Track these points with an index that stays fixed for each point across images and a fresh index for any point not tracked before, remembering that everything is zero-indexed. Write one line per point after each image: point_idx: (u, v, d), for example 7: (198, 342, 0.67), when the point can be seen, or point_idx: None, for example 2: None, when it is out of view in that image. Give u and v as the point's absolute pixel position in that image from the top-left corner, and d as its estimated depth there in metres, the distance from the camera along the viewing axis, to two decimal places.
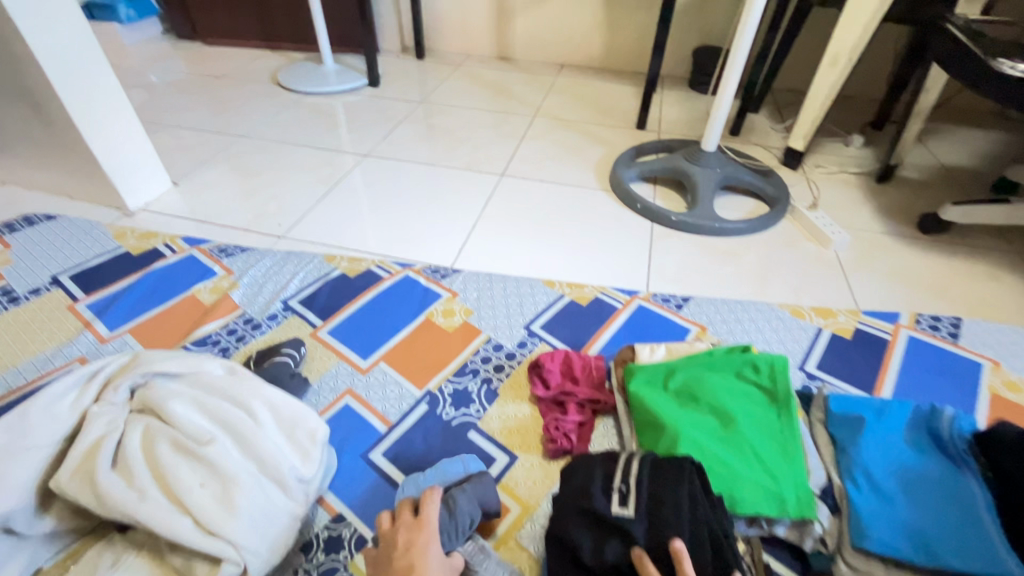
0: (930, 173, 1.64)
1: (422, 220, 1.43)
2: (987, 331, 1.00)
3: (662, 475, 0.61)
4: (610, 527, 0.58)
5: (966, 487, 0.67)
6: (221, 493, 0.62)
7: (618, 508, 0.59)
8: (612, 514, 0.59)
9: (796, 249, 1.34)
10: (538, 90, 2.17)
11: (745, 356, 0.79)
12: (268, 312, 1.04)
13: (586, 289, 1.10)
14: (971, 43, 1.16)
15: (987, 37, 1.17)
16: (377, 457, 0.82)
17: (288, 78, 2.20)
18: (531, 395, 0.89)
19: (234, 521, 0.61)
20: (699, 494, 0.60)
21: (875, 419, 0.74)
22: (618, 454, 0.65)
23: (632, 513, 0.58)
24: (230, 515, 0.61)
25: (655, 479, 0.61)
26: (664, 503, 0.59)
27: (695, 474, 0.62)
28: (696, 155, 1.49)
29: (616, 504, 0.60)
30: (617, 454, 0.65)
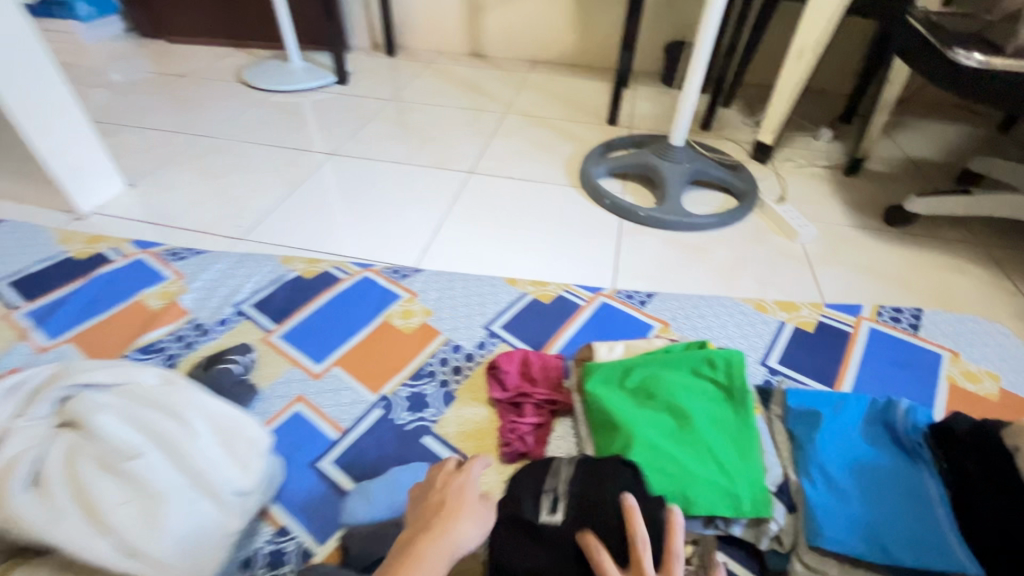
0: (896, 166, 1.65)
1: (386, 218, 1.40)
2: (947, 322, 1.00)
3: (594, 479, 0.61)
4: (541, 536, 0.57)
5: (920, 480, 0.66)
6: (149, 512, 0.59)
7: (548, 516, 0.59)
8: (541, 522, 0.58)
9: (764, 242, 1.33)
10: (510, 86, 2.14)
11: (702, 352, 0.77)
12: (218, 317, 1.00)
13: (549, 287, 1.07)
14: (931, 34, 1.15)
15: (946, 29, 1.16)
16: (326, 466, 0.78)
17: (255, 77, 2.15)
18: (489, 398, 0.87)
19: (162, 541, 0.58)
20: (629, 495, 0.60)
21: (832, 414, 0.73)
22: (552, 459, 0.65)
23: (561, 521, 0.58)
24: (157, 536, 0.58)
25: (586, 482, 0.61)
26: (595, 506, 0.58)
27: (626, 474, 0.62)
28: (664, 149, 1.48)
29: (546, 512, 0.59)
30: (552, 458, 0.65)
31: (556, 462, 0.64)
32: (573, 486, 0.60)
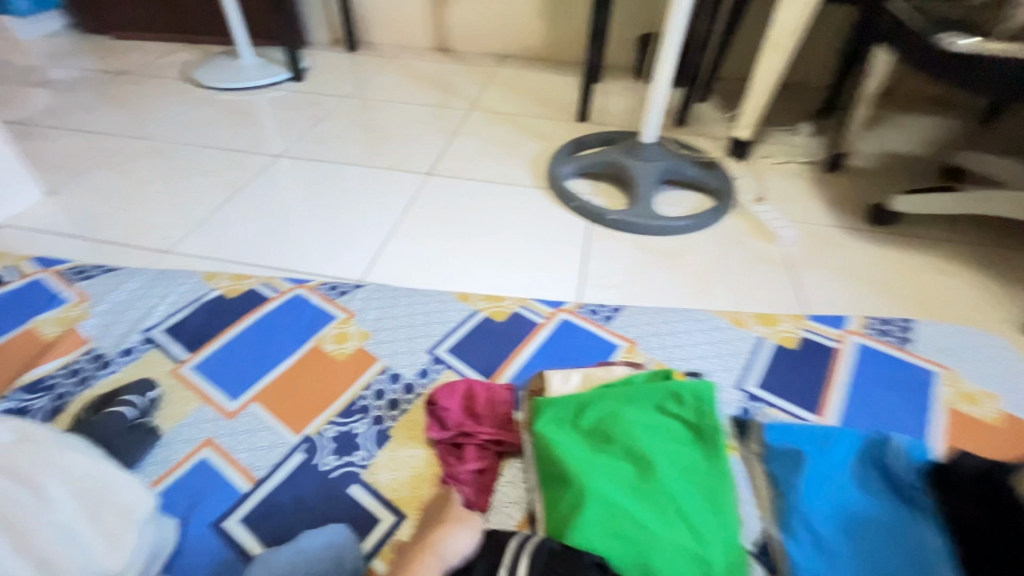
0: (879, 161, 1.57)
1: (333, 227, 1.27)
2: (941, 334, 0.91)
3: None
4: None
5: (921, 534, 0.56)
6: None
7: None
8: None
9: (742, 246, 1.24)
10: (477, 82, 2.02)
11: (667, 385, 0.66)
12: (122, 346, 0.87)
13: (504, 302, 0.96)
14: (916, 20, 1.06)
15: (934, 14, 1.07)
16: (233, 526, 0.67)
17: (202, 74, 2.00)
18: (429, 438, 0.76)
19: None
20: None
21: (817, 454, 0.63)
22: (508, 542, 0.52)
23: None
24: None
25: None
26: None
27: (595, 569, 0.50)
28: (634, 148, 1.37)
29: None
30: (506, 541, 0.53)
31: (512, 549, 0.52)
32: None
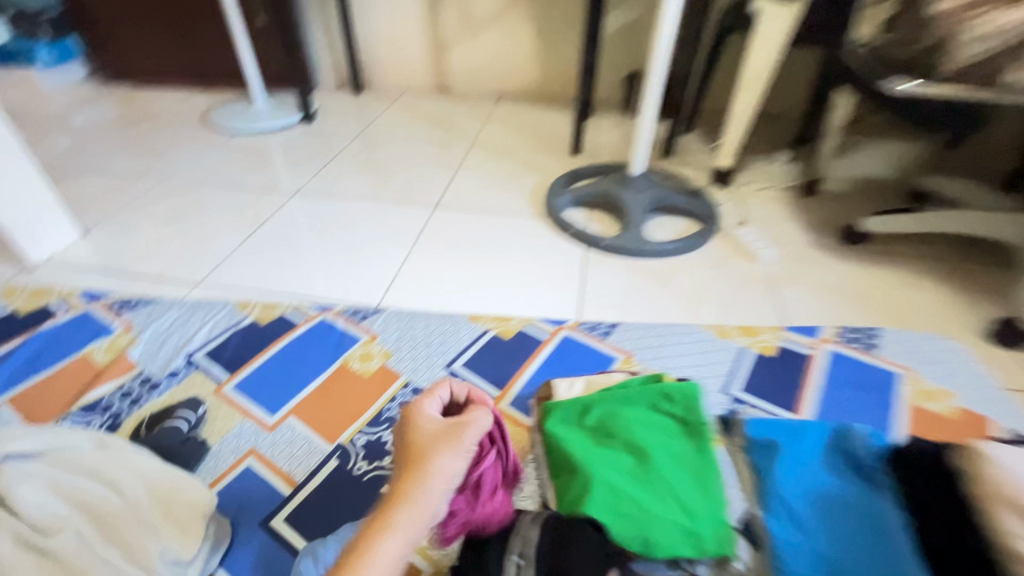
0: (852, 185, 1.70)
1: (350, 257, 1.38)
2: (905, 339, 1.01)
3: (558, 545, 0.59)
4: None
5: (881, 508, 0.65)
6: None
7: None
8: None
9: (727, 266, 1.35)
10: (476, 120, 2.17)
11: (659, 386, 0.76)
12: (168, 369, 0.96)
13: (511, 321, 1.06)
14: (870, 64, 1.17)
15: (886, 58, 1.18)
16: (280, 525, 0.75)
17: (219, 118, 2.14)
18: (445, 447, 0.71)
19: None
20: (595, 558, 0.58)
21: (791, 442, 0.73)
22: (517, 520, 0.63)
23: None
24: None
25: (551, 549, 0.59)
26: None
27: (593, 539, 0.60)
28: (625, 179, 1.50)
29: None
30: (517, 519, 0.63)
31: (522, 525, 0.62)
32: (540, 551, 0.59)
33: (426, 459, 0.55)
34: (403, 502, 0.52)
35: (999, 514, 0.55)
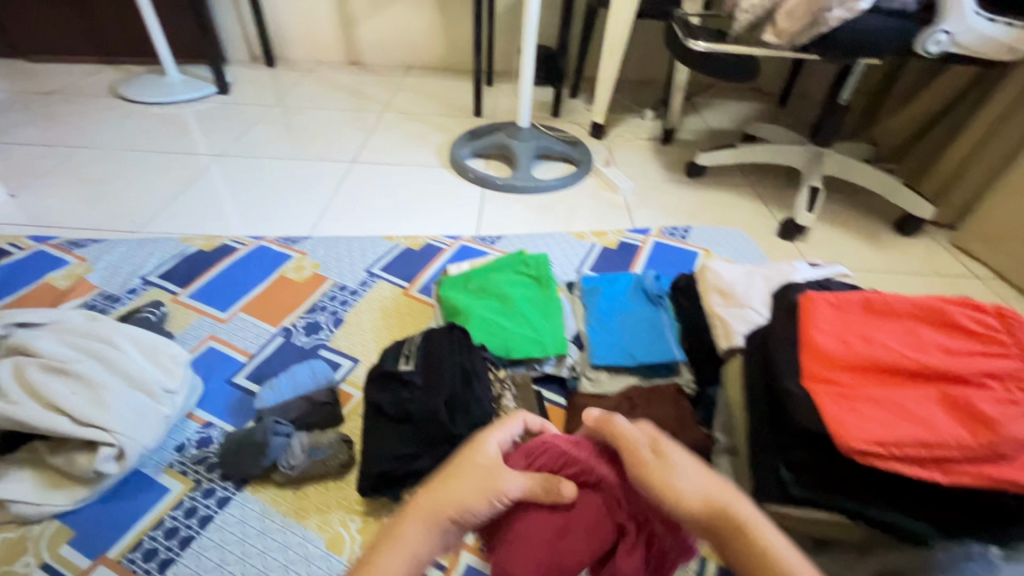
0: (701, 134, 2.09)
1: (277, 203, 1.57)
2: (708, 233, 1.39)
3: (432, 340, 0.85)
4: (398, 382, 0.81)
5: (659, 316, 0.98)
6: (92, 397, 0.77)
7: (403, 367, 0.82)
8: (398, 372, 0.82)
9: (596, 196, 1.68)
10: (387, 89, 2.37)
11: (520, 258, 1.08)
12: (126, 287, 1.15)
13: (419, 238, 1.33)
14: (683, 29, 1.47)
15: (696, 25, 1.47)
16: (241, 380, 0.98)
17: (132, 90, 2.20)
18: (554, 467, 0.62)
19: (107, 413, 0.77)
20: (459, 346, 0.84)
21: (608, 287, 1.06)
22: (407, 338, 0.89)
23: (412, 368, 0.81)
24: (102, 410, 0.77)
25: (428, 343, 0.85)
26: (435, 360, 0.81)
27: (457, 336, 0.86)
28: (514, 131, 1.79)
29: (402, 365, 0.83)
30: (407, 338, 0.89)
31: (410, 338, 0.88)
32: (421, 347, 0.84)
33: (437, 489, 0.51)
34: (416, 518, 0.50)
35: (708, 297, 0.89)
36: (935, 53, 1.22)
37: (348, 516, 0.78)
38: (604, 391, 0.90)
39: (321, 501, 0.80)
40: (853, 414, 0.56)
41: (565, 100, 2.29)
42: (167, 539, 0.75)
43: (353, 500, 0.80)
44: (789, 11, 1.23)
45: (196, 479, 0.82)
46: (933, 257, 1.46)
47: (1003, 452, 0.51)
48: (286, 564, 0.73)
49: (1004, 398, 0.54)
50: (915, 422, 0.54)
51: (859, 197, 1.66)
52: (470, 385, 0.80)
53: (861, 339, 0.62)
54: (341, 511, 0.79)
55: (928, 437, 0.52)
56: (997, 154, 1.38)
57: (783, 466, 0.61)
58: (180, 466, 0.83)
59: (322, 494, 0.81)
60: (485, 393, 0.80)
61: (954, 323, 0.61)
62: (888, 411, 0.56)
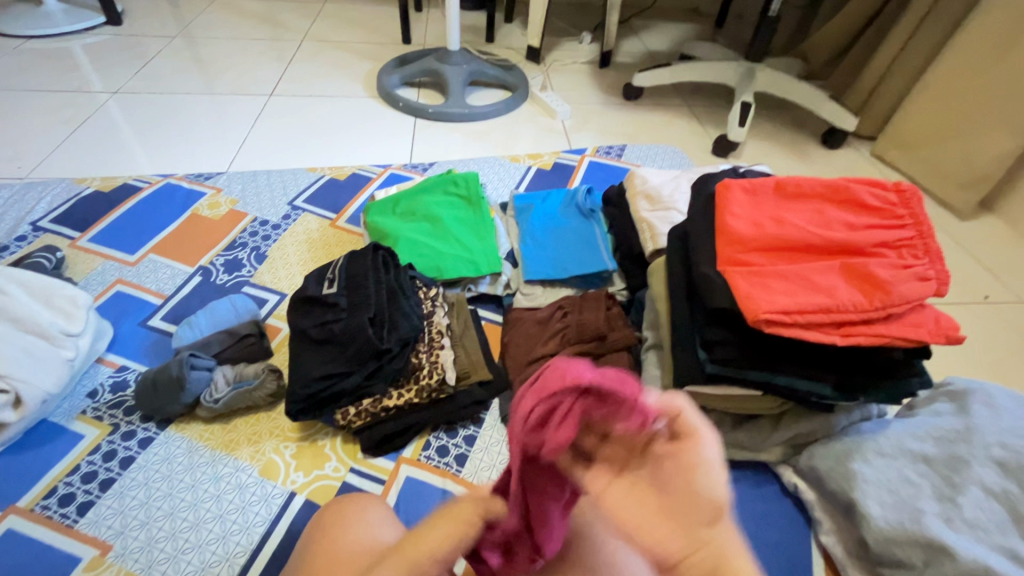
0: (638, 57, 2.03)
1: (187, 141, 1.43)
2: (642, 152, 1.40)
3: (355, 261, 0.81)
4: (322, 304, 0.77)
5: (592, 228, 0.97)
6: None
7: (327, 290, 0.79)
8: (322, 295, 0.78)
9: (532, 122, 1.63)
10: (305, 17, 2.16)
11: (448, 178, 1.03)
12: (15, 236, 1.04)
13: (345, 168, 1.26)
14: None
15: None
16: (157, 322, 0.91)
17: (2, 22, 1.90)
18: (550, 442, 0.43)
19: None
20: (382, 265, 0.82)
21: (540, 203, 1.04)
22: (330, 262, 0.84)
23: (336, 290, 0.78)
24: None
25: (351, 263, 0.81)
26: (360, 280, 0.78)
27: (383, 257, 0.83)
28: (444, 55, 1.67)
29: (326, 288, 0.79)
30: (330, 263, 0.84)
31: (332, 262, 0.84)
32: (343, 267, 0.81)
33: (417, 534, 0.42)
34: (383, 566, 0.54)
35: (637, 206, 0.90)
36: None
37: (282, 442, 0.77)
38: (537, 304, 0.90)
39: (252, 432, 0.78)
40: (765, 290, 0.58)
41: (499, 25, 2.16)
42: (84, 483, 0.71)
43: (287, 427, 0.78)
44: None
45: (113, 422, 0.77)
46: (855, 166, 1.51)
47: (892, 311, 0.56)
48: (217, 495, 0.71)
49: (897, 265, 0.58)
50: (820, 293, 0.57)
51: (790, 114, 1.69)
52: (397, 303, 0.78)
53: (774, 222, 0.64)
54: (273, 439, 0.77)
55: (830, 304, 0.56)
56: (913, 62, 1.42)
57: (700, 345, 0.63)
58: (95, 411, 0.78)
59: (253, 425, 0.78)
60: (412, 309, 0.78)
61: (859, 201, 0.64)
62: (795, 283, 0.59)
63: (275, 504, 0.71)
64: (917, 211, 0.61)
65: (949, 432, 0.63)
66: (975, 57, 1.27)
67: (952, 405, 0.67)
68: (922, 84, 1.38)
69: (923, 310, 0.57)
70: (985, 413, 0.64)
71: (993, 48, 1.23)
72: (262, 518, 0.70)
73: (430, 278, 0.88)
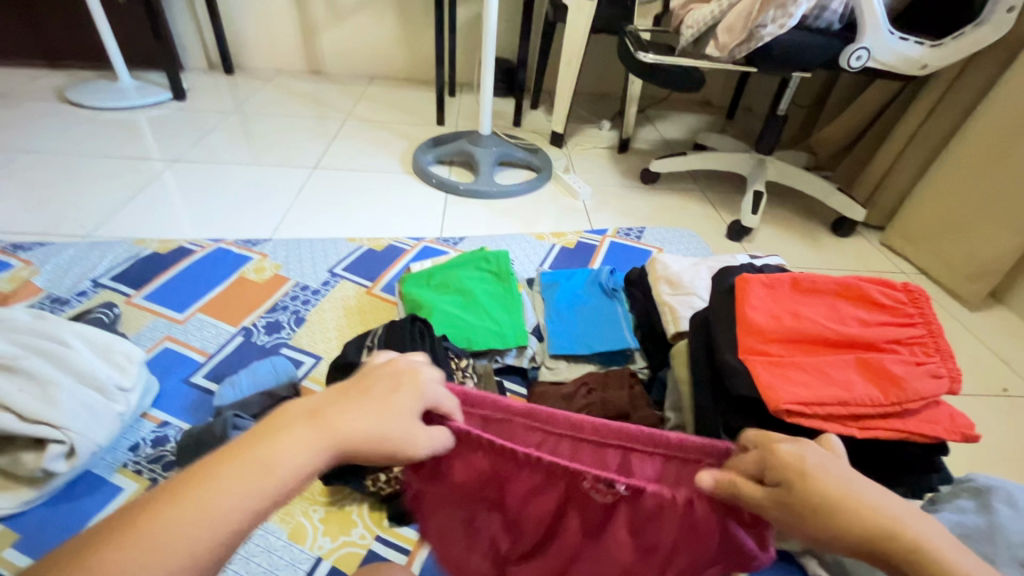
0: (654, 144, 2.17)
1: (237, 208, 1.55)
2: (659, 234, 1.49)
3: (392, 332, 0.87)
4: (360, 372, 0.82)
5: (615, 307, 1.02)
6: (41, 394, 0.77)
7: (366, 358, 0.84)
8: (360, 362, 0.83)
9: (554, 201, 1.73)
10: (349, 98, 2.36)
11: (481, 254, 1.11)
12: (76, 290, 1.12)
13: (381, 239, 1.35)
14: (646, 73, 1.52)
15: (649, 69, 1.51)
16: (199, 379, 0.96)
17: (79, 95, 2.10)
18: (519, 470, 0.48)
19: (57, 410, 0.76)
20: (421, 335, 0.87)
21: (565, 280, 1.10)
22: (369, 331, 0.90)
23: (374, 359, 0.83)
24: (52, 407, 0.76)
25: (389, 334, 0.87)
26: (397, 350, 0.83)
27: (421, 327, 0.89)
28: (476, 138, 1.81)
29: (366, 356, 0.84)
30: (369, 332, 0.90)
31: (372, 330, 0.90)
32: (382, 336, 0.87)
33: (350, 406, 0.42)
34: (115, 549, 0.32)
35: (658, 289, 0.96)
36: (856, 67, 1.28)
37: (311, 506, 0.79)
38: (562, 379, 0.94)
39: None
40: (785, 380, 0.63)
41: (526, 111, 2.35)
42: None
43: (317, 490, 0.81)
44: (727, 27, 1.30)
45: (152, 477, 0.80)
46: (867, 255, 1.57)
47: (906, 407, 0.60)
48: (247, 556, 0.73)
49: (909, 361, 0.62)
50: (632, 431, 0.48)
51: (800, 204, 1.78)
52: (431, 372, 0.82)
53: (496, 495, 0.51)
54: (303, 502, 0.79)
55: (846, 398, 0.60)
56: (916, 162, 1.51)
57: (723, 431, 0.67)
58: (134, 466, 0.82)
59: None
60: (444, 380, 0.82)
61: (871, 299, 0.68)
62: (815, 377, 0.63)
63: (301, 568, 0.72)
64: (927, 310, 0.66)
65: (972, 530, 0.64)
66: (973, 162, 1.35)
67: (975, 502, 0.67)
68: (926, 181, 1.46)
69: (938, 406, 0.61)
70: (1008, 513, 0.64)
71: (990, 153, 1.31)
72: None
73: (461, 349, 0.93)
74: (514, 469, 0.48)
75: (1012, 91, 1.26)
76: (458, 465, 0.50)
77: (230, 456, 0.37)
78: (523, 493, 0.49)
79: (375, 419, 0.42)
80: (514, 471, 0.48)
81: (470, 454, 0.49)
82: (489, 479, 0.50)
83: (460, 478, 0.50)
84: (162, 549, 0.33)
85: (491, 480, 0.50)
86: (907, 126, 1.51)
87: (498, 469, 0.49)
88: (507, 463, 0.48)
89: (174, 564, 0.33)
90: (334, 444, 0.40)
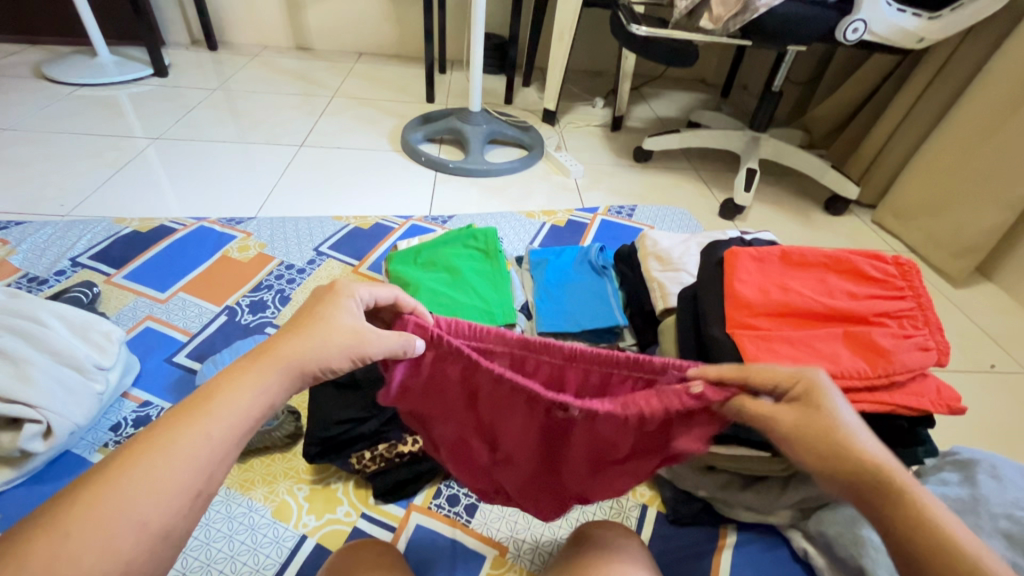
0: (648, 122, 2.13)
1: (222, 187, 1.52)
2: (651, 212, 1.47)
3: None
4: None
5: (604, 284, 1.01)
6: (14, 371, 0.75)
7: None
8: None
9: (546, 179, 1.71)
10: (337, 75, 2.30)
11: (469, 231, 1.09)
12: (54, 269, 1.10)
13: (368, 217, 1.32)
14: (637, 45, 1.48)
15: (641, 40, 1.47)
16: (182, 359, 0.94)
17: (57, 71, 2.04)
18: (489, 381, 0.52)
19: (33, 388, 0.74)
20: None
21: (555, 258, 1.08)
22: None
23: None
24: (28, 385, 0.74)
25: None
26: None
27: None
28: (466, 115, 1.77)
29: None
30: None
31: None
32: None
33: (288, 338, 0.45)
34: (68, 501, 0.34)
35: (648, 265, 0.95)
36: (852, 40, 1.24)
37: (296, 484, 0.78)
38: None
39: (267, 473, 0.79)
40: (773, 354, 0.62)
41: (518, 89, 2.30)
42: None
43: (302, 469, 0.80)
44: None
45: None
46: (859, 233, 1.56)
47: (894, 378, 0.59)
48: (230, 535, 0.72)
49: (898, 334, 0.62)
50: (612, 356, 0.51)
51: (793, 182, 1.76)
52: None
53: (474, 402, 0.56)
54: (288, 480, 0.78)
55: (834, 370, 0.60)
56: (909, 139, 1.49)
57: None
58: (115, 445, 0.81)
59: (268, 466, 0.80)
60: None
61: (860, 271, 0.68)
62: (803, 350, 0.62)
63: (285, 546, 0.72)
64: (916, 284, 0.65)
65: (956, 502, 0.64)
66: (966, 137, 1.33)
67: (959, 474, 0.68)
68: (918, 158, 1.44)
69: (925, 378, 0.60)
70: (993, 484, 0.64)
71: (983, 129, 1.29)
72: (271, 561, 0.70)
73: None
74: (482, 382, 0.52)
75: (1007, 65, 1.23)
76: (436, 375, 0.55)
77: (181, 412, 0.39)
78: (493, 400, 0.54)
79: (309, 342, 0.45)
80: (483, 382, 0.52)
81: (444, 367, 0.53)
82: (467, 388, 0.54)
83: (442, 387, 0.55)
84: (135, 498, 0.34)
85: (466, 389, 0.54)
86: (902, 102, 1.49)
87: (472, 381, 0.53)
88: (477, 375, 0.52)
89: (149, 507, 0.35)
90: (281, 371, 0.44)
